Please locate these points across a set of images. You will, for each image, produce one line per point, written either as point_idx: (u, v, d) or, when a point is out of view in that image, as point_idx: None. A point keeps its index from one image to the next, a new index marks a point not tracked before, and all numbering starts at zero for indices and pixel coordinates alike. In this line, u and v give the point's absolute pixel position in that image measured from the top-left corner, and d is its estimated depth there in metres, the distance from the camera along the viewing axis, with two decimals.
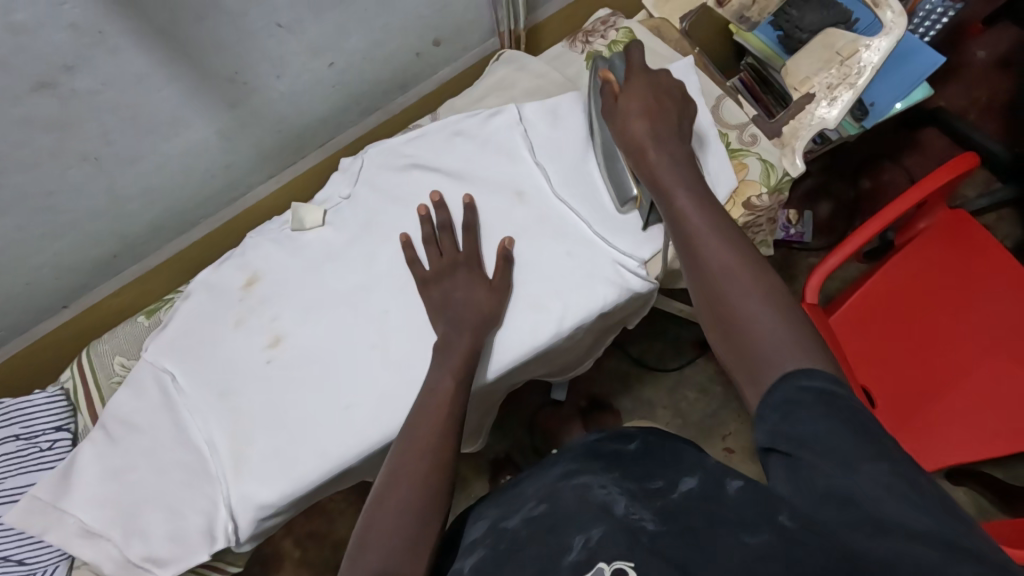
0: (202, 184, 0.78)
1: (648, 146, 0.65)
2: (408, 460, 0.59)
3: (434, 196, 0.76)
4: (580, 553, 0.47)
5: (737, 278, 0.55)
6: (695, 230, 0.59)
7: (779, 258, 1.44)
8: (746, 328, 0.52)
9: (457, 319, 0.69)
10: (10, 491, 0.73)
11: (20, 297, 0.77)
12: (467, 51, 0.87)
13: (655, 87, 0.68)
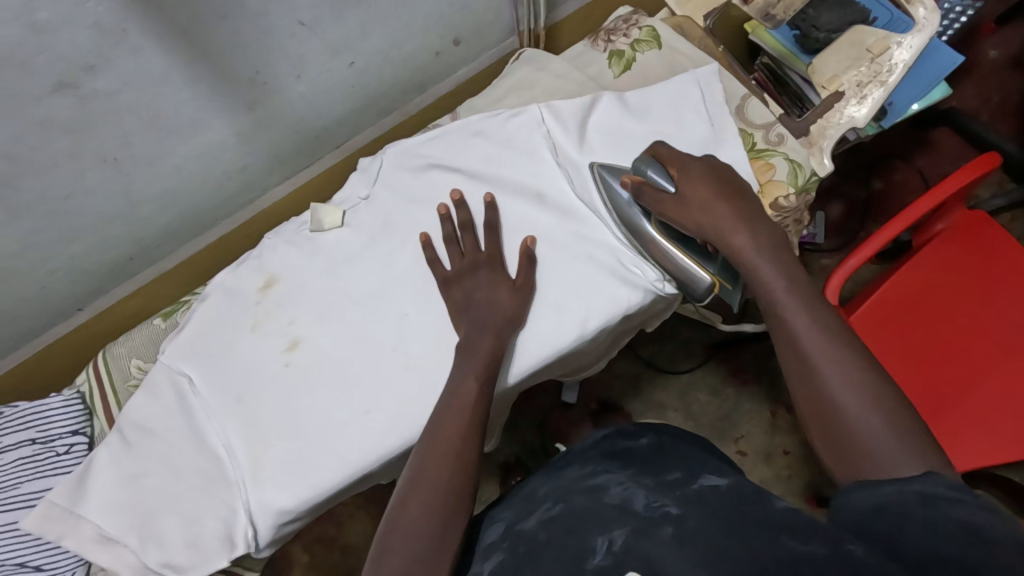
0: (219, 186, 0.77)
1: (736, 236, 0.62)
2: (429, 465, 0.58)
3: (455, 194, 0.75)
4: (604, 558, 0.46)
5: (844, 374, 0.53)
6: (796, 323, 0.56)
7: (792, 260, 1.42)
8: (868, 446, 0.49)
9: (479, 320, 0.68)
10: (26, 497, 0.72)
11: (35, 300, 0.76)
12: (485, 50, 0.86)
13: (715, 172, 0.65)
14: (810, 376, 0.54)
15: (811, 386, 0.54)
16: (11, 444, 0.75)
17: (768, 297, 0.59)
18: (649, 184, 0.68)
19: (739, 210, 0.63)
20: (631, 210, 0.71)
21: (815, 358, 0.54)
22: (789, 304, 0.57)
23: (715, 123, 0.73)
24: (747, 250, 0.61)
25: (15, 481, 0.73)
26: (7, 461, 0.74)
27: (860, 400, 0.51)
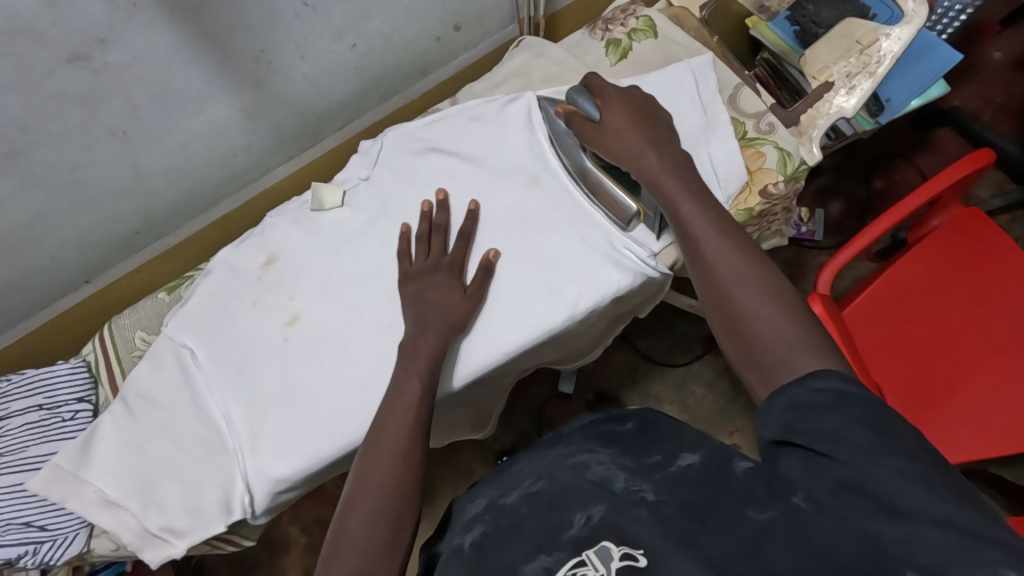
0: (224, 163, 0.79)
1: (644, 156, 0.68)
2: (380, 467, 0.60)
3: (439, 195, 0.77)
4: (581, 529, 0.48)
5: (738, 272, 0.59)
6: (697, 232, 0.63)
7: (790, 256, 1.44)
8: (755, 328, 0.56)
9: (424, 319, 0.70)
10: (32, 459, 0.74)
11: (44, 272, 0.78)
12: (486, 37, 0.88)
13: (631, 99, 0.71)
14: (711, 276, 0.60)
15: (709, 283, 0.60)
16: (20, 410, 0.77)
17: (673, 209, 0.65)
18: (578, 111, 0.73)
19: (643, 133, 0.69)
20: (569, 138, 0.77)
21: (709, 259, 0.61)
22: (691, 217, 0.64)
23: (708, 111, 0.75)
24: (654, 167, 0.67)
25: (21, 444, 0.75)
26: (14, 426, 0.76)
27: (754, 292, 0.57)
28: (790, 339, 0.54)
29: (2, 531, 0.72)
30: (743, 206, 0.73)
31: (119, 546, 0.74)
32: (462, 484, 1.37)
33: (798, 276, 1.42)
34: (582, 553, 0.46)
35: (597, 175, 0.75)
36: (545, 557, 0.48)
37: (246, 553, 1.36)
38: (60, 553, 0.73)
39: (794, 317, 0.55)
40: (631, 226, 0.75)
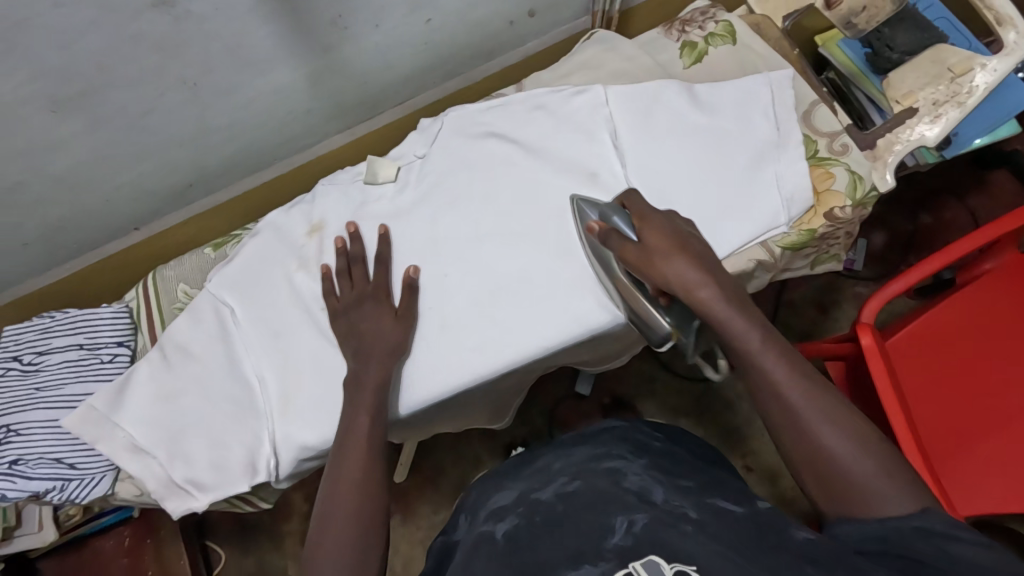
0: (284, 127, 0.79)
1: (701, 289, 0.58)
2: (338, 503, 0.61)
3: (349, 228, 0.77)
4: (623, 538, 0.48)
5: (829, 420, 0.53)
6: (776, 373, 0.55)
7: (825, 282, 1.40)
8: (865, 492, 0.50)
9: (364, 350, 0.71)
10: (69, 397, 0.75)
11: (98, 212, 0.79)
12: (557, 26, 0.86)
13: (670, 221, 0.63)
14: (799, 425, 0.54)
15: (800, 438, 0.54)
16: (60, 346, 0.78)
17: (737, 347, 0.57)
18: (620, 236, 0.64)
19: (681, 244, 0.60)
20: (602, 249, 0.69)
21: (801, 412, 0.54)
22: (765, 359, 0.56)
23: (781, 127, 0.73)
24: (714, 307, 0.57)
25: (60, 381, 0.76)
26: (53, 363, 0.77)
27: (845, 443, 0.53)
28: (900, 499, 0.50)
29: (31, 464, 0.73)
30: (806, 227, 0.71)
31: (143, 492, 0.75)
32: (468, 471, 1.37)
33: (832, 304, 1.40)
34: (629, 564, 0.46)
35: (633, 293, 0.65)
36: (590, 566, 0.46)
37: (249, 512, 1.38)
38: (86, 493, 0.73)
39: (904, 475, 0.51)
40: (667, 342, 0.64)
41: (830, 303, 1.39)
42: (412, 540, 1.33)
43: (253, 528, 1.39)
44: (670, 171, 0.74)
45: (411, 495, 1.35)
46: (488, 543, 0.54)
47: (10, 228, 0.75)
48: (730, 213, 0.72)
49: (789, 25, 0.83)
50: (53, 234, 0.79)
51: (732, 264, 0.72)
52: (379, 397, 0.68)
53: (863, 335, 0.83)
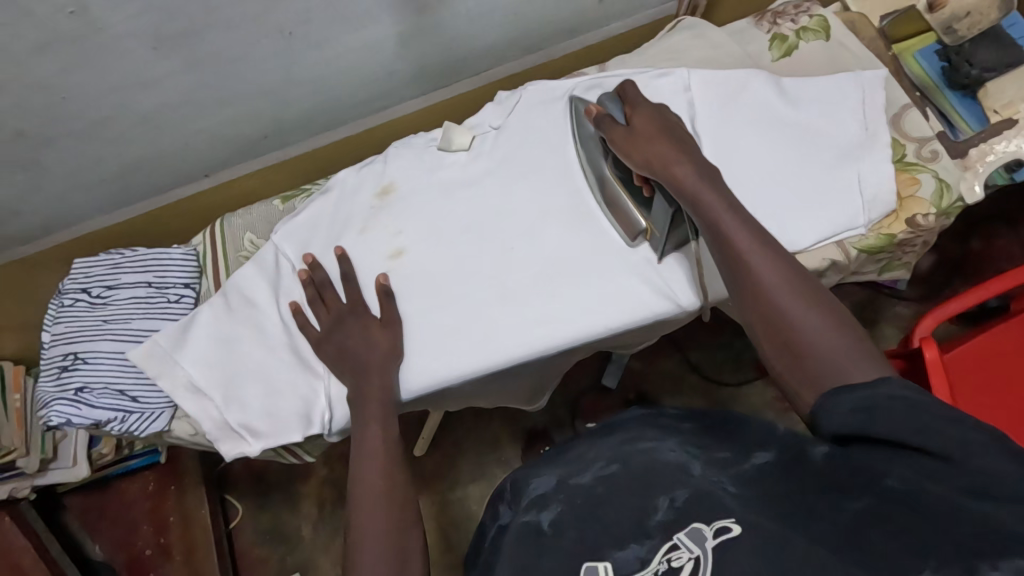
0: (364, 85, 0.79)
1: (678, 168, 0.63)
2: (368, 502, 0.60)
3: (309, 259, 0.75)
4: (666, 514, 0.46)
5: (790, 291, 0.55)
6: (743, 244, 0.58)
7: (866, 299, 1.37)
8: (811, 341, 0.53)
9: (362, 367, 0.70)
10: (136, 332, 0.77)
11: (174, 156, 0.80)
12: (643, 10, 0.85)
13: (657, 109, 0.68)
14: (757, 292, 0.56)
15: (751, 291, 0.57)
16: (129, 283, 0.80)
17: (705, 220, 0.61)
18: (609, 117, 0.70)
19: (662, 129, 0.66)
20: (595, 147, 0.75)
21: (758, 268, 0.57)
22: (732, 228, 0.59)
23: (869, 126, 0.72)
24: (689, 181, 0.62)
25: (127, 316, 0.78)
26: (121, 298, 0.79)
27: (807, 314, 0.54)
28: (846, 352, 0.52)
29: (96, 394, 0.75)
30: (886, 230, 0.70)
31: (198, 432, 0.77)
32: (488, 452, 1.37)
33: (872, 322, 1.35)
34: (674, 536, 0.44)
35: (616, 190, 0.74)
36: (637, 546, 0.45)
37: (269, 472, 1.40)
38: (146, 427, 0.75)
39: (848, 333, 0.53)
40: (637, 240, 0.74)
41: (870, 320, 1.36)
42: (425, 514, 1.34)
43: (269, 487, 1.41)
44: (752, 160, 0.72)
45: (429, 472, 1.36)
46: (533, 532, 0.50)
47: (91, 163, 0.75)
48: (809, 207, 0.70)
49: (888, 23, 0.84)
50: (127, 173, 0.80)
51: (806, 260, 0.71)
52: (385, 394, 0.69)
53: (927, 348, 0.83)
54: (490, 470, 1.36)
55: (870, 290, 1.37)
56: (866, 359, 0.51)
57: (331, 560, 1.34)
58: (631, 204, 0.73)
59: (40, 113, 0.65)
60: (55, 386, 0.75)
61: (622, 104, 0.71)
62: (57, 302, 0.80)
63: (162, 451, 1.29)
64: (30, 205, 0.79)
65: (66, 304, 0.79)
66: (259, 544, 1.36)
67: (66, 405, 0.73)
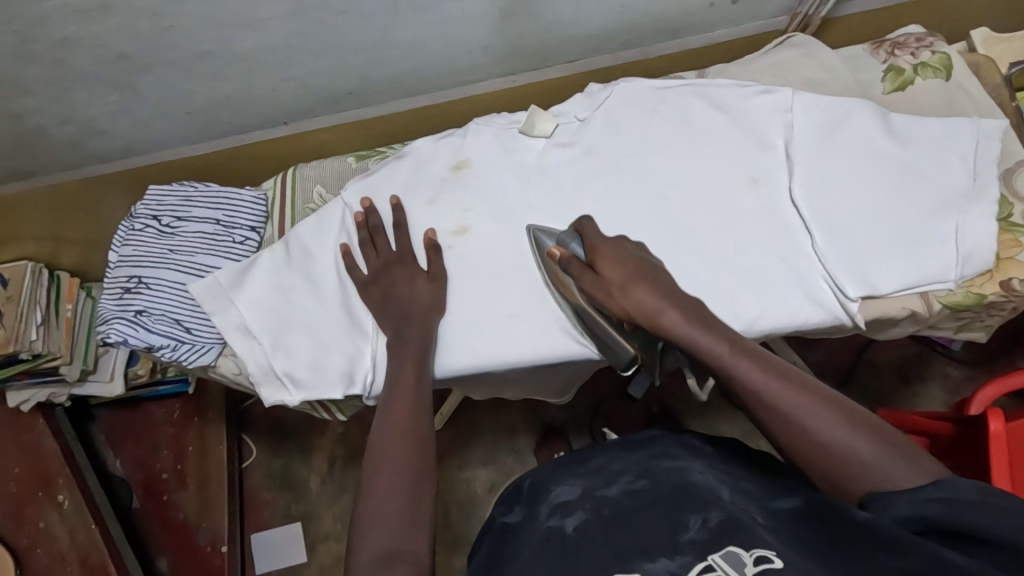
0: (456, 57, 0.78)
1: (664, 312, 0.60)
2: (388, 444, 0.59)
3: (365, 201, 0.77)
4: (698, 533, 0.44)
5: (816, 414, 0.51)
6: (753, 380, 0.54)
7: (916, 353, 1.31)
8: (854, 466, 0.48)
9: (404, 314, 0.71)
10: (199, 265, 0.79)
11: (260, 99, 0.80)
12: (753, 20, 0.83)
13: (624, 252, 0.66)
14: (785, 427, 0.51)
15: (765, 413, 0.53)
16: (199, 217, 0.82)
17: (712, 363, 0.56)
18: (575, 260, 0.68)
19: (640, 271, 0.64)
20: (563, 278, 0.71)
21: (774, 400, 0.52)
22: (737, 367, 0.55)
23: (977, 178, 0.70)
24: (677, 325, 0.59)
25: (193, 249, 0.80)
26: (189, 231, 0.81)
27: (841, 431, 0.50)
28: (893, 464, 0.47)
29: (153, 320, 0.76)
30: (978, 289, 0.67)
31: (242, 372, 0.78)
32: (502, 439, 1.37)
33: (918, 377, 1.29)
34: (709, 557, 0.42)
35: (597, 322, 0.69)
36: (667, 560, 0.43)
37: (288, 419, 1.43)
38: (194, 358, 0.76)
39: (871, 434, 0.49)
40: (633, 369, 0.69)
41: (915, 377, 1.29)
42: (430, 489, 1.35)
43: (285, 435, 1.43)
44: (845, 195, 0.71)
45: (441, 448, 1.37)
46: (556, 536, 0.49)
47: (182, 95, 0.77)
48: (896, 252, 0.69)
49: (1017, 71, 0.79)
50: (212, 109, 0.81)
51: (884, 306, 0.68)
52: (421, 349, 0.69)
53: (993, 419, 0.77)
54: (501, 457, 1.36)
55: (923, 345, 1.30)
56: (915, 463, 0.47)
57: (333, 516, 1.37)
58: (616, 334, 0.68)
59: (146, 38, 0.66)
60: (116, 305, 0.76)
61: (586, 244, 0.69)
62: (128, 224, 0.82)
63: (191, 382, 1.31)
64: (116, 126, 0.81)
65: (136, 228, 0.81)
66: (266, 488, 1.39)
67: (124, 326, 0.75)
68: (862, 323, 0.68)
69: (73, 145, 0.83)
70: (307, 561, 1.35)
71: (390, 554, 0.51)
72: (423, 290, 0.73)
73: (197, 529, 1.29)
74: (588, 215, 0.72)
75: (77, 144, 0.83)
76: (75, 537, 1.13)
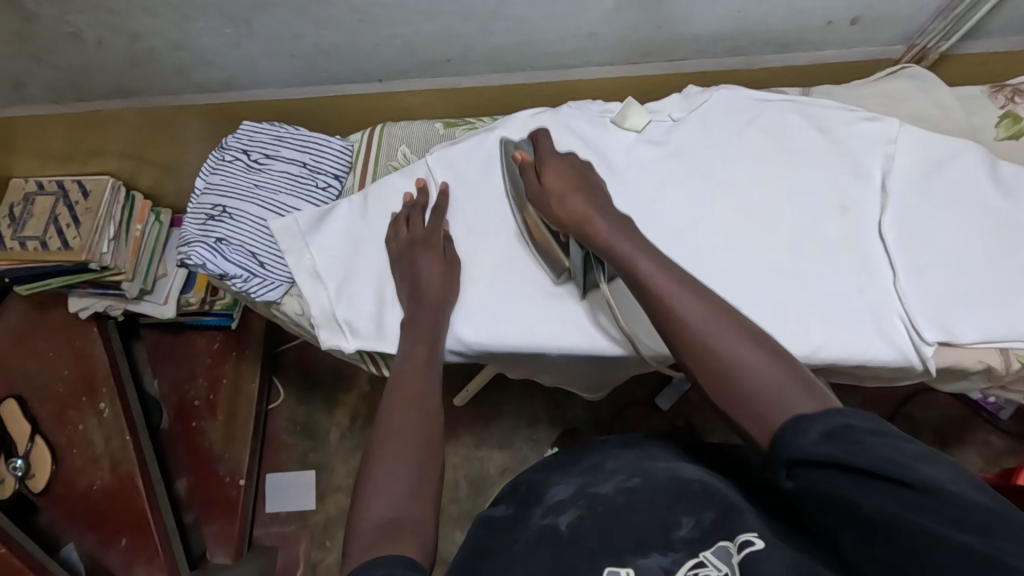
0: (560, 39, 0.78)
1: (590, 220, 0.65)
2: (398, 415, 0.60)
3: (421, 182, 0.79)
4: (691, 531, 0.48)
5: (714, 325, 0.52)
6: (659, 287, 0.56)
7: (958, 415, 1.27)
8: (745, 379, 0.49)
9: (419, 294, 0.72)
10: (281, 204, 0.82)
11: (361, 53, 0.82)
12: (867, 45, 0.81)
13: (575, 167, 0.71)
14: (684, 335, 0.53)
15: (665, 319, 0.55)
16: (287, 158, 0.85)
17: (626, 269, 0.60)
18: (530, 164, 0.73)
19: (580, 185, 0.69)
20: (518, 186, 0.76)
21: (673, 309, 0.55)
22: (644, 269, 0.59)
23: None
24: (599, 231, 0.64)
25: (277, 188, 0.83)
26: (275, 170, 0.84)
27: (738, 345, 0.51)
28: (781, 383, 0.48)
29: (230, 249, 0.78)
30: None
31: (304, 314, 0.81)
32: (522, 425, 1.38)
33: (955, 441, 1.25)
34: (700, 552, 0.46)
35: (540, 233, 0.74)
36: (660, 556, 0.47)
37: (320, 368, 1.47)
38: (262, 293, 0.79)
39: (771, 350, 0.51)
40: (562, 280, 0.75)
41: (953, 438, 1.25)
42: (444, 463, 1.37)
43: (314, 383, 1.46)
44: (934, 237, 0.69)
45: (460, 424, 1.38)
46: (551, 533, 0.51)
47: (291, 37, 0.78)
48: (981, 303, 0.67)
49: None
50: (315, 56, 0.83)
51: (959, 354, 0.67)
52: (435, 333, 0.70)
53: None
54: (517, 443, 1.37)
55: (967, 408, 1.26)
56: (803, 383, 0.48)
57: (347, 470, 1.40)
58: (553, 246, 0.74)
59: None
60: (199, 230, 0.79)
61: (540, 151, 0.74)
62: (218, 154, 0.85)
63: (235, 318, 1.35)
64: (223, 59, 0.83)
65: (226, 158, 0.84)
66: (288, 432, 1.43)
67: (204, 250, 0.76)
68: (932, 369, 0.66)
69: (178, 71, 0.86)
70: (314, 509, 1.38)
71: (392, 522, 0.52)
72: (445, 276, 0.74)
73: (219, 460, 1.33)
74: (544, 128, 0.76)
75: (182, 70, 0.86)
76: (109, 444, 1.18)
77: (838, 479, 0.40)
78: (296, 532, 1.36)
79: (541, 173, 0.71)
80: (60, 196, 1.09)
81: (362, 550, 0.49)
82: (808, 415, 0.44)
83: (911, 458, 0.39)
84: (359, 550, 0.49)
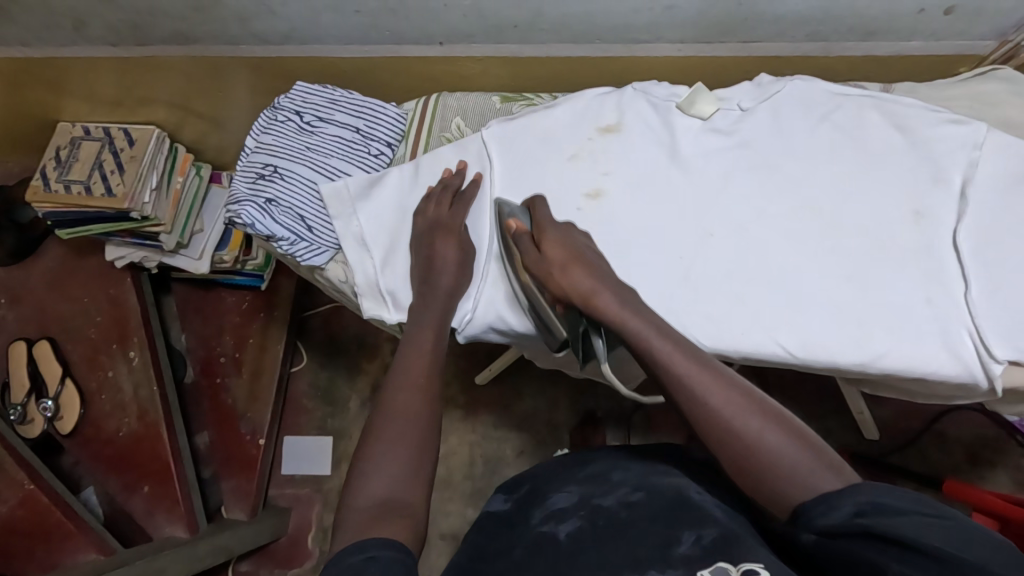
0: (635, 11, 0.75)
1: (597, 295, 0.63)
2: (400, 399, 0.59)
3: (461, 165, 0.77)
4: (690, 548, 0.46)
5: (725, 398, 0.53)
6: (677, 364, 0.56)
7: (995, 437, 1.21)
8: (767, 459, 0.50)
9: (441, 276, 0.70)
10: (332, 169, 0.81)
11: (425, 13, 0.80)
12: (957, 38, 0.77)
13: (573, 239, 0.68)
14: (704, 411, 0.53)
15: (689, 406, 0.55)
16: (340, 122, 0.83)
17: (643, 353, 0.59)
18: (524, 232, 0.70)
19: (580, 257, 0.66)
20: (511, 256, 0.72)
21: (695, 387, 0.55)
22: (664, 351, 0.58)
23: None
24: (609, 308, 0.63)
25: (329, 151, 0.82)
26: (328, 133, 0.82)
27: (756, 421, 0.52)
28: (802, 462, 0.49)
29: (279, 211, 0.77)
30: None
31: (348, 281, 0.80)
32: (542, 409, 1.36)
33: (987, 462, 1.20)
34: (698, 572, 0.44)
35: (533, 298, 0.70)
36: (657, 573, 0.44)
37: (346, 336, 1.48)
38: (308, 257, 0.78)
39: (795, 432, 0.51)
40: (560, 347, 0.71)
41: (986, 460, 1.20)
42: (461, 439, 1.36)
43: (338, 351, 1.46)
44: (1011, 250, 0.66)
45: (480, 402, 1.38)
46: (548, 541, 0.50)
47: None
48: None
49: None
50: (379, 13, 0.80)
51: None
52: (445, 314, 0.69)
53: None
54: (535, 426, 1.35)
55: (1004, 430, 1.21)
56: (823, 463, 0.49)
57: None
58: (551, 313, 0.69)
59: None
60: (249, 189, 0.78)
61: (536, 219, 0.71)
62: (270, 114, 0.83)
63: (265, 280, 1.35)
64: (285, 10, 0.81)
65: (278, 118, 0.82)
66: (308, 397, 1.44)
67: (254, 210, 0.75)
68: (998, 388, 0.64)
69: (240, 20, 0.85)
70: (329, 475, 1.39)
71: (386, 504, 0.51)
72: (463, 261, 0.72)
73: (241, 417, 1.34)
74: (542, 196, 0.73)
75: (244, 19, 0.85)
76: (137, 391, 1.20)
77: (866, 547, 0.41)
78: (310, 495, 1.38)
79: (540, 243, 0.68)
80: (105, 142, 1.09)
81: (354, 530, 0.48)
82: (832, 498, 0.45)
83: (929, 526, 0.40)
84: (357, 530, 0.48)
